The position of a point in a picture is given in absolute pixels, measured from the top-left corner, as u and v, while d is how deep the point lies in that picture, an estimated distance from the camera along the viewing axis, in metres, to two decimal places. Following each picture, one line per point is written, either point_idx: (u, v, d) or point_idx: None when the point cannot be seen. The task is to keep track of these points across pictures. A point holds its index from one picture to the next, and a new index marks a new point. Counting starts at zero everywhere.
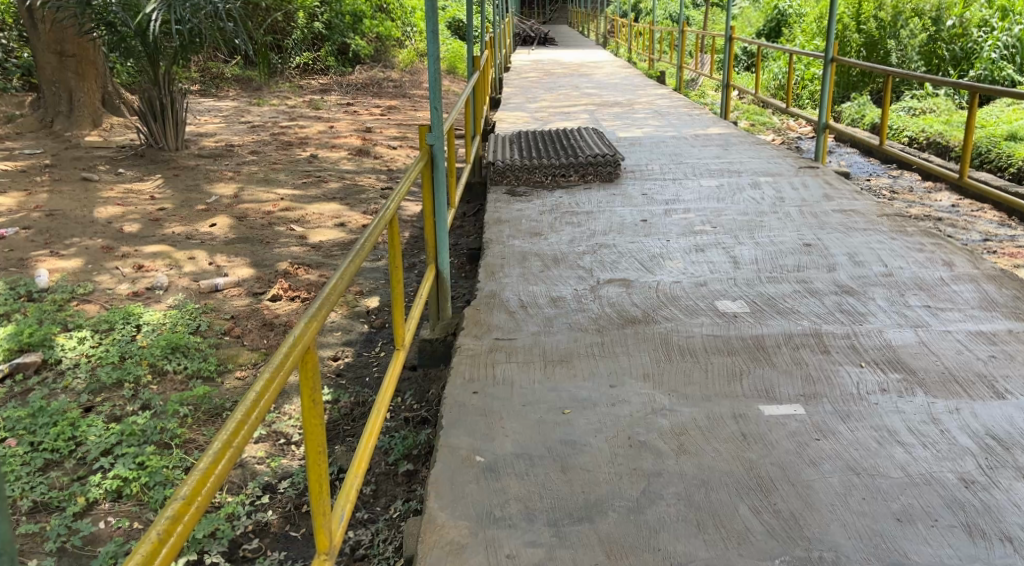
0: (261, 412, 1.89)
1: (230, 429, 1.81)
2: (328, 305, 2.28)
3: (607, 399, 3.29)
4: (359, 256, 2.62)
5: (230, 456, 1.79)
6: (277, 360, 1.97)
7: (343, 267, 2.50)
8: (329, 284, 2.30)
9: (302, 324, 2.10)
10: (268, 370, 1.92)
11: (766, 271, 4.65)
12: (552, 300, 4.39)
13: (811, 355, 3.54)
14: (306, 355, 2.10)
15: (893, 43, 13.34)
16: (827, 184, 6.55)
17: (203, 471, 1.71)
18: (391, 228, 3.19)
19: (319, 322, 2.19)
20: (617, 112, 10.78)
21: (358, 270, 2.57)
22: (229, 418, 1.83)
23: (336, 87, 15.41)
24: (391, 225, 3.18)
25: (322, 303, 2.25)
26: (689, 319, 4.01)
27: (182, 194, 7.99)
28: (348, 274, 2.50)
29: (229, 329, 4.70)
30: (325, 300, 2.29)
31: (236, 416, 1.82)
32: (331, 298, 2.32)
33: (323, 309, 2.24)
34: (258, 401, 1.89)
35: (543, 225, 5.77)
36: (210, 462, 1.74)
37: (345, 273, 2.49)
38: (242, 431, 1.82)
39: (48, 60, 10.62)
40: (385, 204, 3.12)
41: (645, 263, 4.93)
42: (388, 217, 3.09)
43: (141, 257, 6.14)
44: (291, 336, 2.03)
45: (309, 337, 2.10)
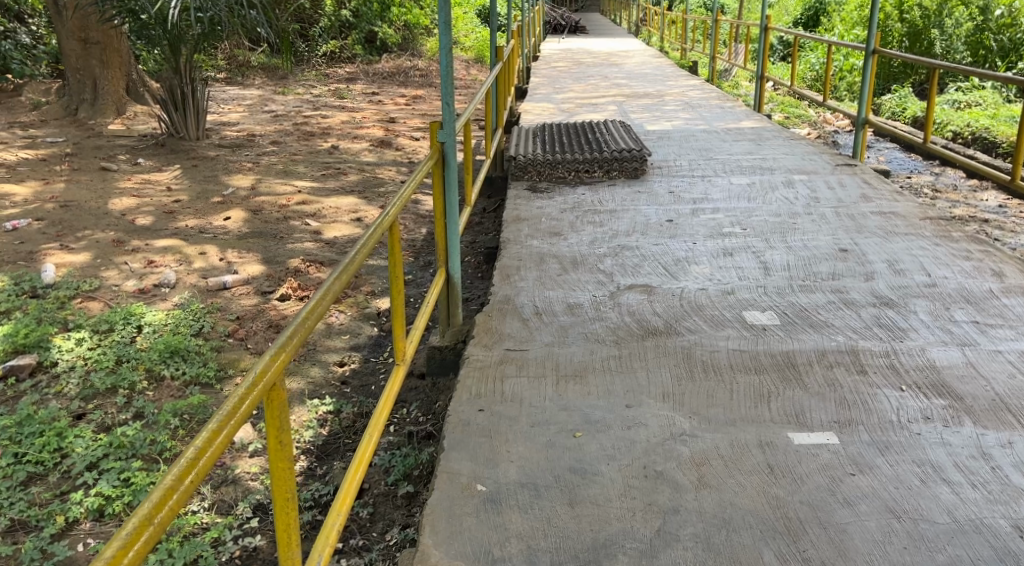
0: (199, 474, 1.65)
1: (157, 497, 1.58)
2: (303, 330, 2.05)
3: (622, 420, 3.06)
4: (347, 272, 2.40)
5: (151, 534, 1.55)
6: (229, 405, 1.74)
7: (327, 285, 2.28)
8: (305, 310, 2.07)
9: (268, 357, 1.87)
10: (213, 422, 1.69)
11: (798, 279, 4.39)
12: (569, 308, 4.17)
13: (845, 376, 3.30)
14: (271, 393, 1.88)
15: (937, 33, 12.88)
16: (865, 184, 6.25)
17: (111, 557, 1.48)
18: (392, 234, 2.96)
19: (290, 352, 1.97)
20: (646, 104, 10.49)
21: (345, 289, 2.35)
22: (155, 486, 1.59)
23: (363, 75, 15.22)
24: (392, 231, 2.95)
25: (296, 329, 2.03)
26: (714, 332, 3.78)
27: (199, 185, 7.81)
28: (332, 292, 2.27)
29: (233, 332, 4.46)
30: (300, 326, 2.06)
31: (163, 483, 1.58)
32: (308, 322, 2.10)
33: (295, 337, 2.01)
34: (196, 460, 1.65)
35: (564, 224, 5.54)
36: (121, 545, 1.49)
37: (329, 292, 2.26)
38: (167, 503, 1.58)
39: (72, 47, 10.54)
40: (385, 209, 2.89)
41: (670, 268, 4.68)
42: (387, 222, 2.86)
43: (151, 251, 5.85)
44: (250, 376, 1.80)
45: (275, 372, 1.87)
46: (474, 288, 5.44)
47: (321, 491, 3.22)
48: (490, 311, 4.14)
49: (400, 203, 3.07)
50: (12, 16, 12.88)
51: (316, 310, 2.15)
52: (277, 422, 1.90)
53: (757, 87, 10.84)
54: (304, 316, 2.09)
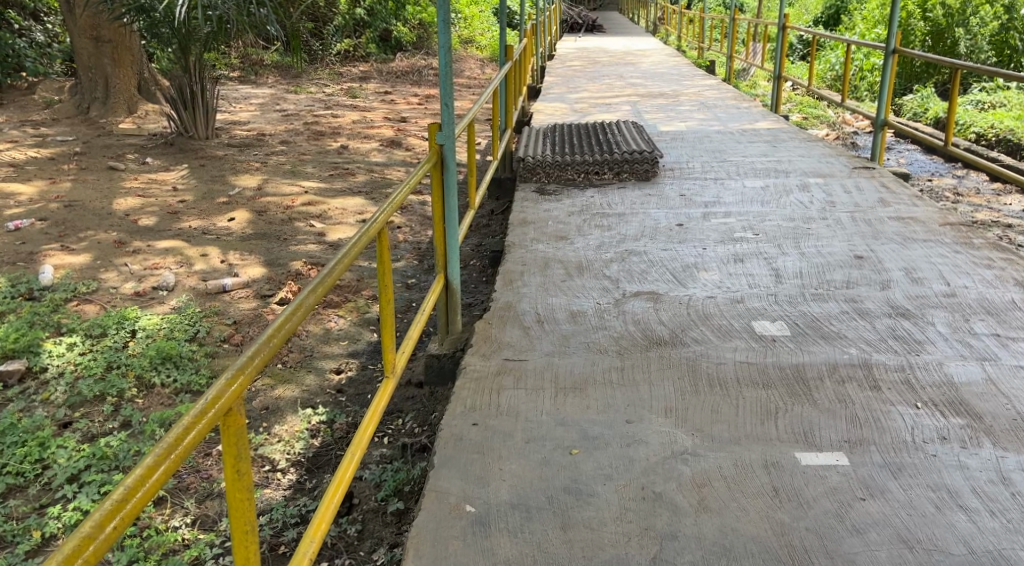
0: (126, 517, 1.51)
1: (71, 548, 1.43)
2: (266, 350, 1.94)
3: (622, 436, 2.92)
4: (321, 285, 2.29)
5: None
6: (171, 438, 1.62)
7: (299, 299, 2.17)
8: (268, 329, 1.96)
9: (221, 383, 1.76)
10: (146, 458, 1.55)
11: (810, 287, 4.25)
12: (572, 316, 4.04)
13: (858, 392, 3.16)
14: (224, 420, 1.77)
15: (962, 31, 12.63)
16: (882, 188, 6.09)
17: None
18: (380, 242, 2.84)
19: (249, 374, 1.86)
20: (660, 104, 10.33)
21: (319, 304, 2.24)
22: (73, 533, 1.45)
23: (376, 74, 15.13)
24: (380, 240, 2.83)
25: (257, 351, 1.92)
26: (721, 343, 3.65)
27: (205, 185, 7.72)
28: (304, 308, 2.16)
29: (229, 336, 4.32)
30: (263, 346, 1.95)
31: (81, 531, 1.45)
32: (272, 342, 1.99)
33: (255, 358, 1.91)
34: (124, 503, 1.52)
35: (571, 229, 5.42)
36: None
37: (300, 307, 2.15)
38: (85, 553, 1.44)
39: (84, 45, 10.50)
40: (372, 218, 2.77)
41: (678, 274, 4.55)
42: (373, 232, 2.75)
43: (151, 253, 5.69)
44: (198, 405, 1.69)
45: (230, 399, 1.77)
46: (478, 293, 5.33)
47: (309, 507, 3.10)
48: (490, 318, 4.02)
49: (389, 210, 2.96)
50: (29, 14, 12.84)
51: (282, 329, 2.03)
52: (234, 449, 1.80)
53: (774, 87, 10.63)
54: (268, 335, 1.98)
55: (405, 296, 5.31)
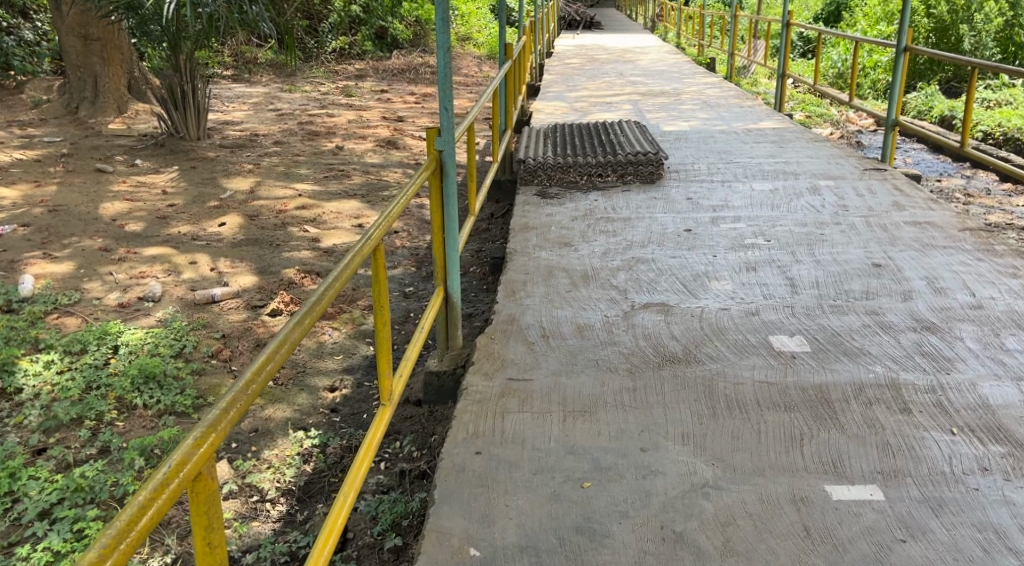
0: None
1: None
2: (244, 398, 1.77)
3: (637, 467, 2.71)
4: (309, 315, 2.10)
5: None
6: (124, 521, 1.46)
7: (283, 334, 1.99)
8: (246, 375, 1.78)
9: (182, 452, 1.60)
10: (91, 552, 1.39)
11: (828, 298, 4.04)
12: (579, 331, 3.84)
13: (886, 415, 2.95)
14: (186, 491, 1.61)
15: (966, 29, 12.42)
16: (895, 190, 5.89)
17: None
18: (375, 258, 2.62)
19: (222, 431, 1.69)
20: (662, 103, 10.11)
21: (305, 336, 2.06)
22: None
23: (373, 72, 14.90)
24: (375, 256, 2.61)
25: (230, 403, 1.75)
26: (738, 361, 3.45)
27: (196, 188, 7.49)
28: (288, 343, 1.98)
29: (217, 351, 4.11)
30: (239, 394, 1.78)
31: None
32: (250, 389, 1.81)
33: (229, 410, 1.74)
34: None
35: (574, 235, 5.21)
36: None
37: (283, 342, 1.97)
38: None
39: (72, 44, 10.24)
40: (368, 232, 2.56)
41: (688, 284, 4.35)
42: (368, 248, 2.55)
43: (138, 261, 5.46)
44: (153, 480, 1.52)
45: (193, 468, 1.60)
46: (478, 302, 5.12)
47: (300, 543, 2.90)
48: (492, 333, 3.82)
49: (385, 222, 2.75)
50: (18, 12, 12.58)
51: (263, 371, 1.85)
52: (203, 519, 1.66)
53: (778, 86, 10.39)
54: (245, 381, 1.80)
55: (402, 305, 5.10)
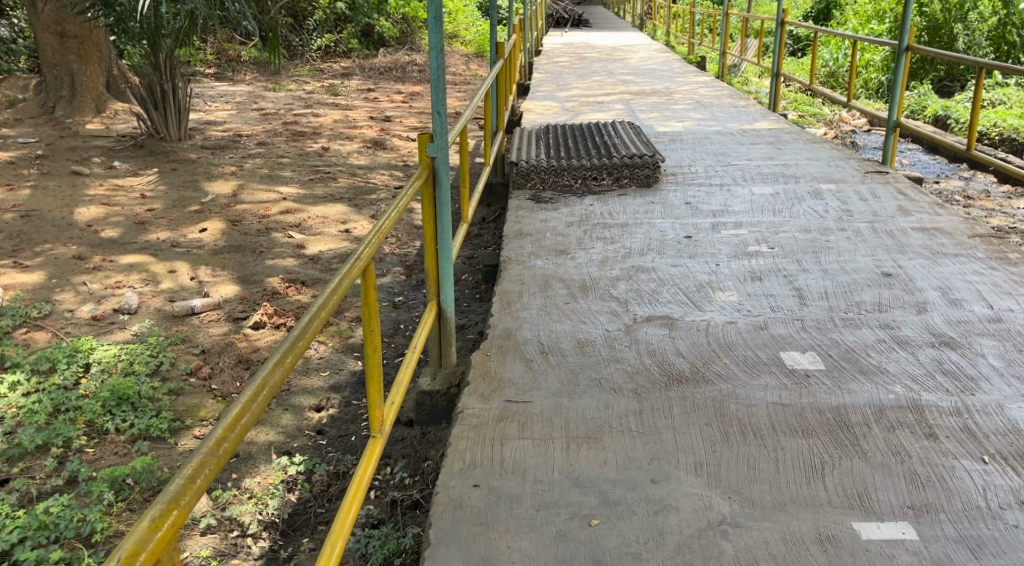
0: None
1: None
2: (211, 464, 1.64)
3: (648, 502, 2.53)
4: (290, 353, 1.94)
5: None
6: None
7: (260, 379, 1.84)
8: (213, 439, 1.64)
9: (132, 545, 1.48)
10: None
11: (839, 310, 3.86)
12: (580, 347, 3.64)
13: (911, 439, 2.77)
14: None
15: (960, 27, 12.31)
16: (899, 194, 5.72)
17: None
18: (365, 277, 2.41)
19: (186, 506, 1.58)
20: (654, 102, 9.94)
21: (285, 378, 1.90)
22: None
23: (359, 71, 14.66)
24: (366, 275, 2.39)
25: (192, 475, 1.62)
26: (749, 381, 3.25)
27: (176, 192, 7.25)
28: (265, 389, 1.83)
29: (196, 369, 3.89)
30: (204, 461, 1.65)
31: None
32: (218, 452, 1.68)
33: (192, 482, 1.61)
34: None
35: (570, 242, 5.02)
36: None
37: (260, 389, 1.82)
38: None
39: (48, 41, 9.95)
40: (357, 251, 2.34)
41: (691, 295, 4.16)
42: (360, 266, 2.34)
43: (113, 270, 5.23)
44: None
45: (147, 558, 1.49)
46: (471, 312, 4.93)
47: None
48: (488, 350, 3.63)
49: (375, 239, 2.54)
50: None
51: (234, 428, 1.71)
52: None
53: (772, 85, 10.21)
54: (213, 443, 1.67)
55: (392, 315, 4.89)
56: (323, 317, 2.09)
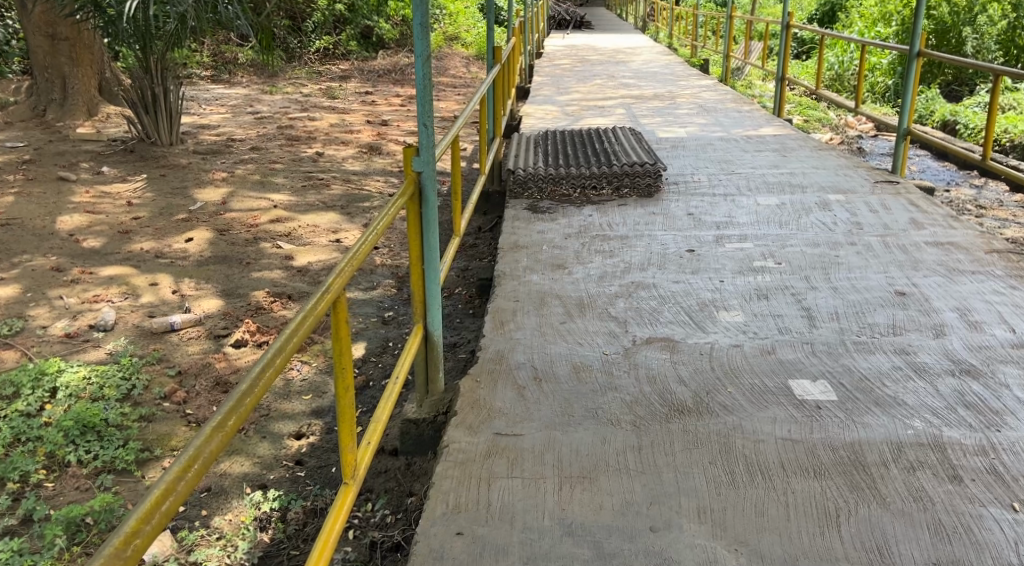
0: None
1: None
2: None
3: (650, 557, 2.36)
4: (229, 417, 1.73)
5: None
6: None
7: (190, 452, 1.63)
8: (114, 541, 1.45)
9: None
10: None
11: (851, 333, 3.64)
12: (576, 373, 3.43)
13: (932, 482, 2.59)
14: None
15: (968, 31, 12.12)
16: (911, 205, 5.49)
17: None
18: (336, 309, 2.19)
19: None
20: (656, 106, 9.72)
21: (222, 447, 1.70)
22: None
23: (357, 73, 14.46)
24: (337, 306, 2.17)
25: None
26: (757, 413, 3.03)
27: (163, 199, 7.04)
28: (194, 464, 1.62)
29: (171, 392, 3.67)
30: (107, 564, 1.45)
31: None
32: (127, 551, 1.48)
33: None
34: None
35: (568, 256, 4.80)
36: None
37: (188, 466, 1.62)
38: None
39: (38, 43, 9.74)
40: (324, 284, 2.11)
41: (693, 315, 3.94)
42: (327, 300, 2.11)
43: (92, 283, 5.02)
44: None
45: None
46: (463, 329, 4.71)
47: None
48: (478, 375, 3.41)
49: (349, 266, 2.32)
50: None
51: (148, 522, 1.52)
52: None
53: (776, 90, 9.99)
54: (118, 543, 1.47)
55: (381, 331, 4.67)
56: (280, 365, 1.87)
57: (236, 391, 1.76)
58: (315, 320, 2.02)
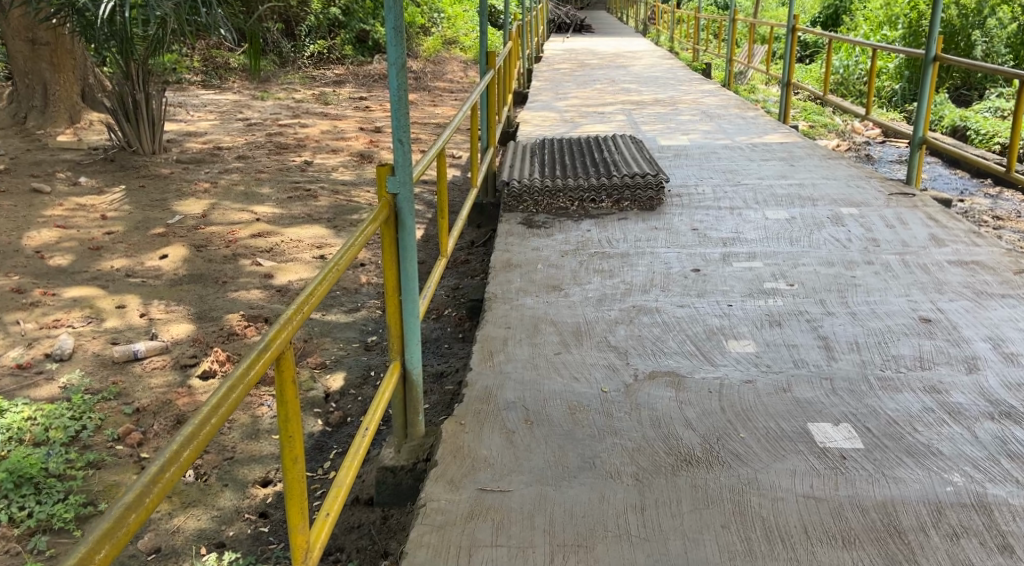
0: None
1: None
2: None
3: None
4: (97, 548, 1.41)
5: None
6: None
7: None
8: None
9: None
10: None
11: (873, 367, 3.30)
12: (571, 414, 3.09)
13: (977, 553, 2.28)
14: None
15: (978, 34, 11.80)
16: (929, 219, 5.17)
17: None
18: (280, 369, 1.90)
19: None
20: (657, 112, 9.40)
21: None
22: None
23: (352, 78, 14.14)
24: (280, 366, 1.88)
25: None
26: (775, 463, 2.69)
27: (141, 213, 6.72)
28: None
29: (125, 434, 3.38)
30: None
31: None
32: None
33: None
34: None
35: (564, 276, 4.47)
36: None
37: None
38: None
39: (19, 48, 9.47)
40: (259, 343, 1.82)
41: (700, 345, 3.61)
42: (261, 365, 1.81)
43: (53, 306, 4.72)
44: None
45: None
46: (451, 355, 4.39)
47: None
48: (463, 417, 3.09)
49: (297, 314, 2.00)
50: None
51: None
52: None
53: (781, 95, 9.66)
54: None
55: (363, 357, 4.32)
56: (183, 463, 1.56)
57: (115, 508, 1.45)
58: (240, 396, 1.71)
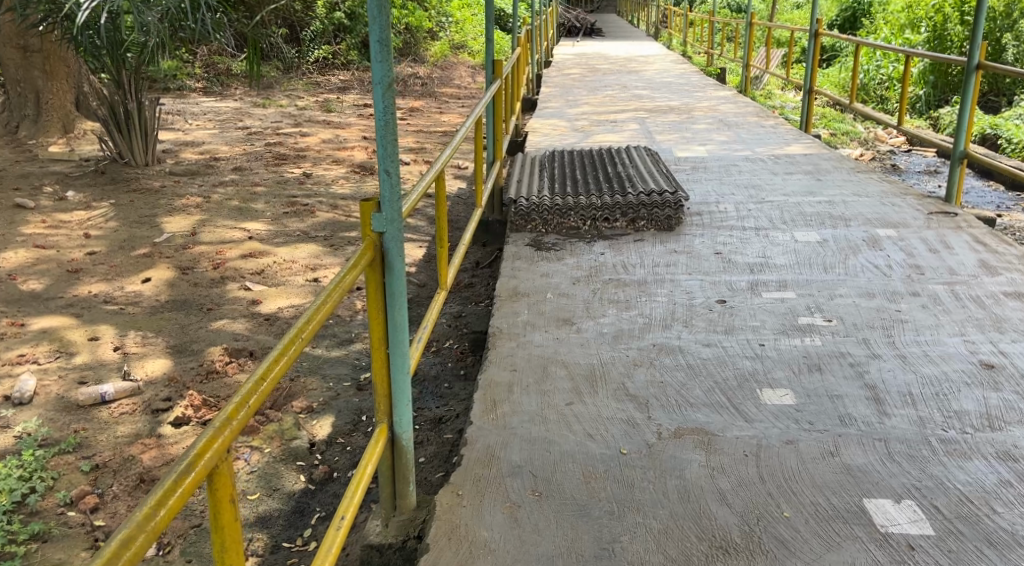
0: None
1: None
2: None
3: None
4: None
5: None
6: None
7: None
8: None
9: None
10: None
11: (933, 424, 2.89)
12: (586, 484, 2.68)
13: None
14: None
15: (1008, 37, 11.35)
16: (976, 242, 4.73)
17: None
18: (215, 488, 1.60)
19: None
20: (673, 120, 8.98)
21: None
22: None
23: (357, 84, 13.76)
24: (214, 483, 1.59)
25: None
26: (829, 556, 2.35)
27: (126, 230, 6.33)
28: None
29: (79, 497, 3.02)
30: None
31: None
32: None
33: None
34: None
35: (576, 307, 4.04)
36: None
37: None
38: None
39: (10, 56, 9.10)
40: (173, 470, 1.49)
41: (730, 394, 3.18)
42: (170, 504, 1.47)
43: (20, 340, 4.35)
44: None
45: None
46: (452, 397, 3.98)
47: None
48: (461, 485, 2.69)
49: (241, 415, 1.66)
50: None
51: None
52: None
53: (804, 103, 9.21)
54: None
55: (353, 397, 3.91)
56: None
57: None
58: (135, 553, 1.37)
